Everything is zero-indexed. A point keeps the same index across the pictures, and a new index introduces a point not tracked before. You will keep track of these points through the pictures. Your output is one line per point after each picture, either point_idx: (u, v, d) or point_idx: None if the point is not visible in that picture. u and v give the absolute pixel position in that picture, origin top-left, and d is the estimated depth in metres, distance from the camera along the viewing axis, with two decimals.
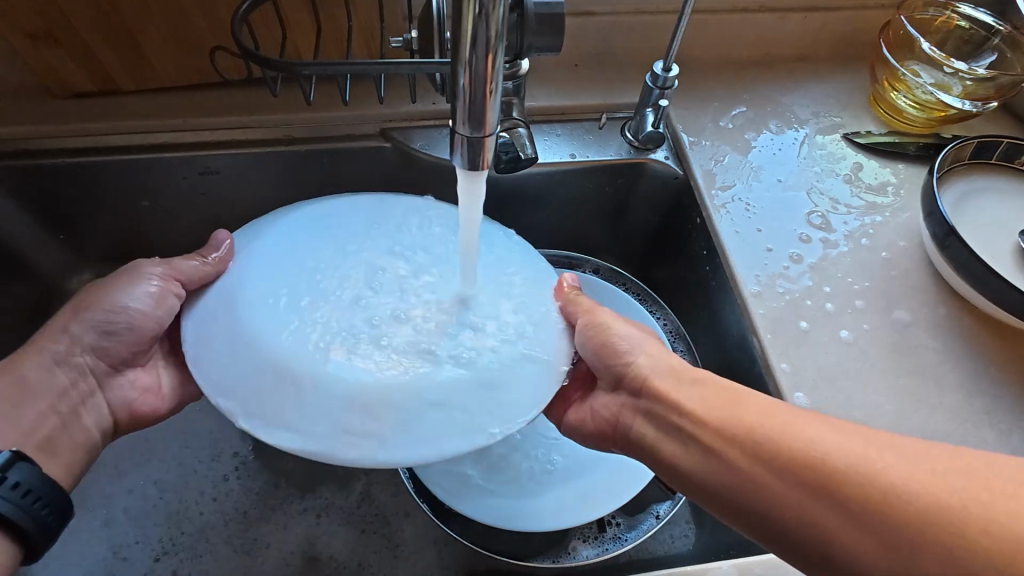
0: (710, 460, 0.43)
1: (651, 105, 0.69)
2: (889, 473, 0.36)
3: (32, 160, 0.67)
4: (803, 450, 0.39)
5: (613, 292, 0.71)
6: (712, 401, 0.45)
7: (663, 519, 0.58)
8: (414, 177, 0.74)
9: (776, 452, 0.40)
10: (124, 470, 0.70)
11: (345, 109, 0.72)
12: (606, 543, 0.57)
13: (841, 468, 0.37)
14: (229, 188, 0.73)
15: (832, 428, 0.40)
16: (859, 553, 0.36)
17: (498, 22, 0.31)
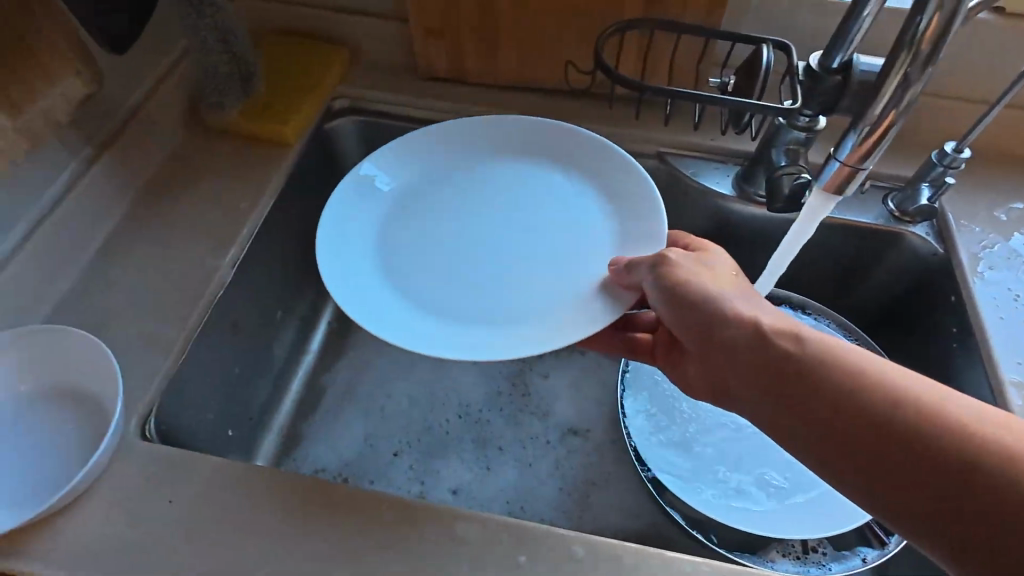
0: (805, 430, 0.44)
1: (929, 179, 0.73)
2: (953, 441, 0.38)
3: (392, 122, 0.85)
4: (877, 424, 0.41)
5: (846, 346, 0.76)
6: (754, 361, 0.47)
7: (870, 564, 0.60)
8: (675, 200, 0.84)
9: (845, 437, 0.42)
10: (382, 377, 0.86)
11: (639, 129, 0.84)
12: (807, 565, 0.61)
13: (906, 441, 0.40)
14: None
15: (894, 405, 0.41)
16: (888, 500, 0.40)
17: (911, 94, 0.50)
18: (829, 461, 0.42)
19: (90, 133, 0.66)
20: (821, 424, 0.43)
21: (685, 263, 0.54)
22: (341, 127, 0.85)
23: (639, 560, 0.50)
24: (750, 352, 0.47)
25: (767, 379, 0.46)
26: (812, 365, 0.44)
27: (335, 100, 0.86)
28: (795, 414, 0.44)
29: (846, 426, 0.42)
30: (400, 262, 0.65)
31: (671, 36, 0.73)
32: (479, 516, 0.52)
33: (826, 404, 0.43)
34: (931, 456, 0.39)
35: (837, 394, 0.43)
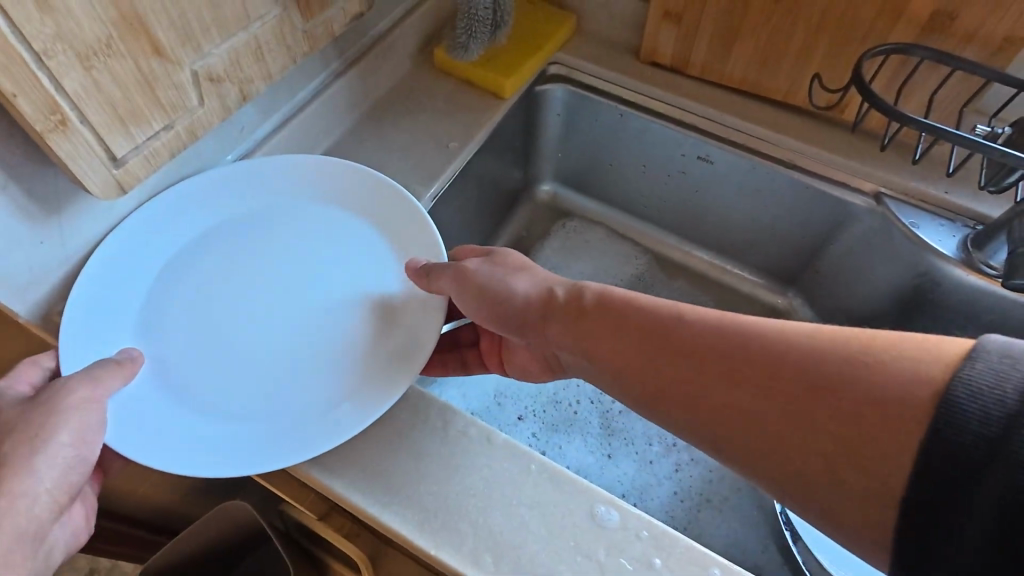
0: (729, 447, 0.40)
1: None
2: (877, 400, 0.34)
3: (599, 98, 0.86)
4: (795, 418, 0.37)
5: None
6: (636, 372, 0.45)
7: None
8: (880, 244, 0.77)
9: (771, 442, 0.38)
10: None
11: (863, 163, 0.77)
12: None
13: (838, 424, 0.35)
14: (709, 176, 0.86)
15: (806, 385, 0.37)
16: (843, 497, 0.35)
17: None
18: (764, 467, 0.38)
19: (343, 50, 0.72)
20: (695, 405, 0.41)
21: (484, 266, 0.56)
22: (550, 92, 0.87)
23: None
24: (632, 365, 0.45)
25: (651, 390, 0.44)
26: (636, 319, 0.47)
27: (551, 65, 0.87)
28: (712, 432, 0.41)
29: (767, 427, 0.38)
30: (186, 332, 0.55)
31: (941, 72, 0.66)
32: (623, 506, 0.51)
33: (719, 395, 0.40)
34: (753, 385, 0.39)
35: (738, 399, 0.39)
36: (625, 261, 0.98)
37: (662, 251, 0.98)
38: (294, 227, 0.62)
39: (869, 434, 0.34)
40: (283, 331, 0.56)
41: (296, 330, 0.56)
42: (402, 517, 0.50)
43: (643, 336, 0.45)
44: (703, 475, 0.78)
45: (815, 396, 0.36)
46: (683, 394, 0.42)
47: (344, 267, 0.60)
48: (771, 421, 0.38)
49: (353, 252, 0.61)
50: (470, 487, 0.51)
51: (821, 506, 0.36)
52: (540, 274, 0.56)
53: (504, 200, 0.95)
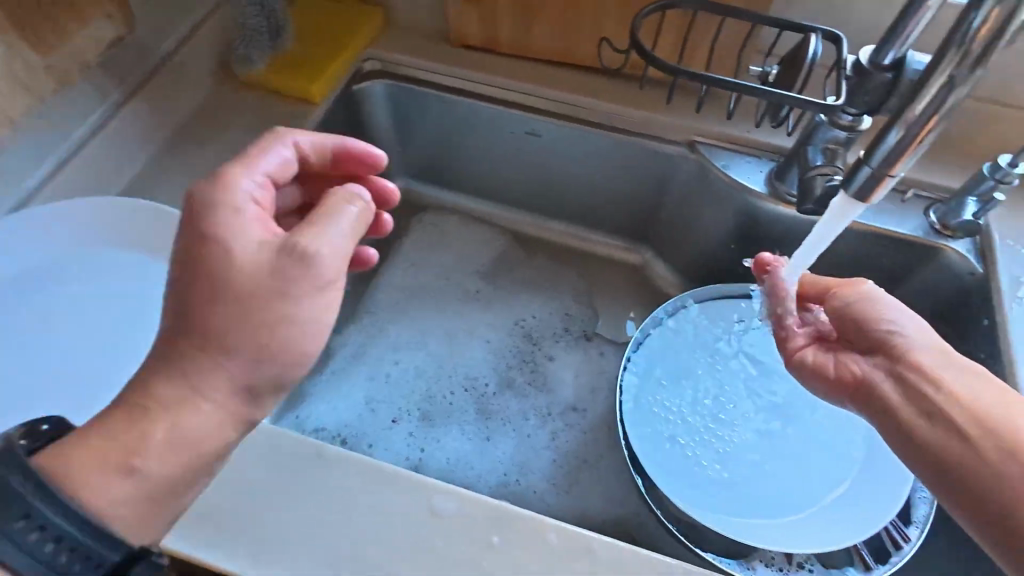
0: (911, 430, 0.48)
1: (976, 194, 0.69)
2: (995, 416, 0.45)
3: (419, 88, 0.86)
4: (1007, 448, 0.44)
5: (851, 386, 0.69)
6: (929, 408, 0.48)
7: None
8: (703, 189, 0.82)
9: (974, 474, 0.44)
10: (395, 345, 0.88)
11: (675, 116, 0.81)
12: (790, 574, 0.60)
13: (1008, 446, 0.44)
14: (543, 149, 0.88)
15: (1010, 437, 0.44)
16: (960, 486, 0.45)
17: (954, 97, 0.49)
18: (926, 449, 0.47)
19: (121, 78, 0.68)
20: (924, 413, 0.48)
21: (860, 301, 0.55)
22: (370, 89, 0.87)
23: (613, 554, 0.50)
24: (933, 384, 0.48)
25: (916, 429, 0.48)
26: (925, 364, 0.49)
27: (365, 62, 0.87)
28: (921, 423, 0.48)
29: (944, 435, 0.46)
30: None
31: (714, 22, 0.70)
32: (458, 492, 0.52)
33: (924, 405, 0.48)
34: (1003, 444, 0.44)
35: (948, 412, 0.47)
36: (486, 245, 0.98)
37: (519, 229, 1.00)
38: (78, 279, 0.60)
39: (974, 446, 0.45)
40: (76, 388, 0.55)
41: (90, 384, 0.56)
42: (229, 554, 0.49)
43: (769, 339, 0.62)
44: (579, 438, 0.81)
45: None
46: (919, 418, 0.48)
47: (148, 305, 0.60)
48: (979, 459, 0.44)
49: (147, 297, 0.60)
50: (301, 509, 0.51)
51: (981, 522, 0.43)
52: (916, 332, 0.52)
53: None
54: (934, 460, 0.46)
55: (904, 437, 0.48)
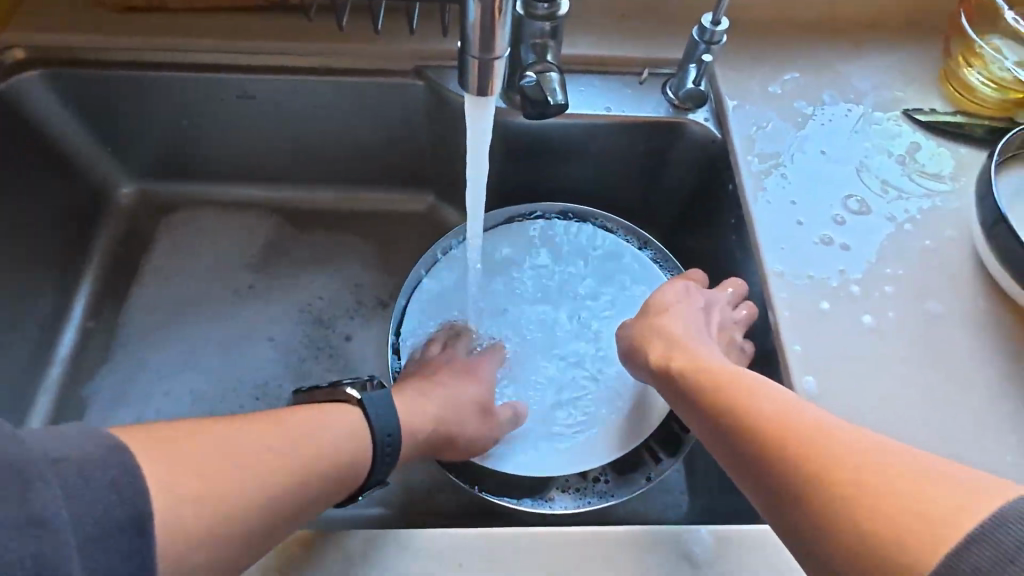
0: (789, 503, 0.38)
1: (694, 60, 0.67)
2: (873, 477, 0.36)
3: (83, 70, 0.71)
4: (881, 507, 0.34)
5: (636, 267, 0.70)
6: (791, 457, 0.39)
7: (651, 484, 0.60)
8: (447, 117, 0.74)
9: (863, 543, 0.34)
10: (162, 374, 0.77)
11: (383, 44, 0.72)
12: (586, 496, 0.60)
13: (885, 509, 0.34)
14: (264, 112, 0.76)
15: (889, 488, 0.35)
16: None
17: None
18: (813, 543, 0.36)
19: None
20: (792, 502, 0.38)
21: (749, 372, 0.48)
22: (26, 85, 0.71)
23: (368, 542, 0.46)
24: (774, 432, 0.40)
25: (782, 487, 0.38)
26: (773, 430, 0.40)
27: (6, 52, 0.71)
28: (789, 508, 0.38)
29: (828, 510, 0.36)
30: None
31: None
32: None
33: (794, 474, 0.38)
34: (867, 496, 0.35)
35: (814, 470, 0.37)
36: (249, 235, 0.85)
37: (283, 207, 0.87)
38: None
39: (875, 515, 0.34)
40: None
41: None
42: None
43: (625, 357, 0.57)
44: None
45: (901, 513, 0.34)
46: (787, 473, 0.38)
47: None
48: (852, 518, 0.35)
49: None
50: None
51: None
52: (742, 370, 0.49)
53: (66, 229, 0.78)
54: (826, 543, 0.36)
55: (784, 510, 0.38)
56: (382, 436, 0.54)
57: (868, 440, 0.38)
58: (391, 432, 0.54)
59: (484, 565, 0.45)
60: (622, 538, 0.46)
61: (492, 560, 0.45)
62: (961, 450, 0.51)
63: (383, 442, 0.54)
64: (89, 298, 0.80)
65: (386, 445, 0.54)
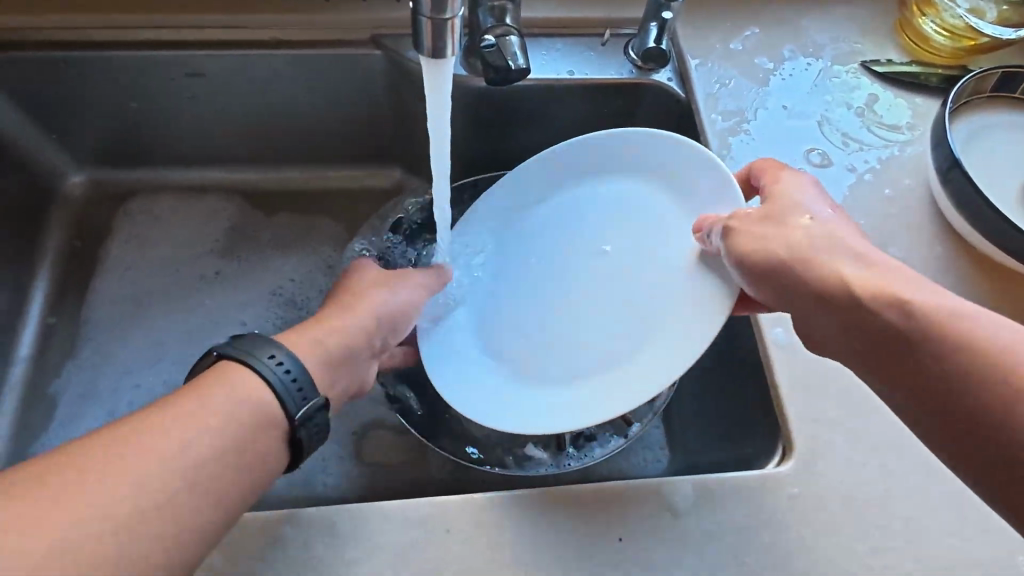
0: (888, 369, 0.40)
1: (655, 19, 0.66)
2: (960, 346, 0.36)
3: (18, 54, 0.68)
4: (969, 378, 0.35)
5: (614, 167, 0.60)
6: (878, 328, 0.40)
7: (628, 438, 0.59)
8: (409, 88, 0.73)
9: (955, 403, 0.36)
10: (130, 367, 0.75)
11: (335, 12, 0.70)
12: (565, 458, 0.59)
13: (973, 380, 0.35)
14: (218, 91, 0.73)
15: (976, 360, 0.36)
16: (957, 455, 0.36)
17: None
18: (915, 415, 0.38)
19: None
20: (891, 376, 0.40)
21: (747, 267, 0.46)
22: None
23: (355, 522, 0.45)
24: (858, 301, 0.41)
25: (880, 354, 0.40)
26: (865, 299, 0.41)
27: None
28: (886, 376, 0.40)
29: (926, 376, 0.37)
30: None
31: None
32: None
33: (883, 342, 0.40)
34: (947, 370, 0.37)
35: (910, 339, 0.38)
36: (210, 221, 0.83)
37: (245, 190, 0.84)
38: None
39: (957, 387, 0.36)
40: None
41: None
42: None
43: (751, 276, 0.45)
44: None
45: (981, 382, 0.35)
46: (887, 336, 0.40)
47: None
48: (943, 391, 0.37)
49: None
50: None
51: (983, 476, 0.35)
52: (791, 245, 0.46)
53: (15, 224, 0.75)
54: (925, 408, 0.38)
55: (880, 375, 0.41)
56: (287, 385, 0.40)
57: (946, 309, 0.38)
58: (291, 369, 0.41)
59: (473, 527, 0.46)
60: (611, 496, 0.47)
61: (481, 521, 0.46)
62: None
63: (282, 379, 0.40)
64: (45, 295, 0.77)
65: (294, 390, 0.40)
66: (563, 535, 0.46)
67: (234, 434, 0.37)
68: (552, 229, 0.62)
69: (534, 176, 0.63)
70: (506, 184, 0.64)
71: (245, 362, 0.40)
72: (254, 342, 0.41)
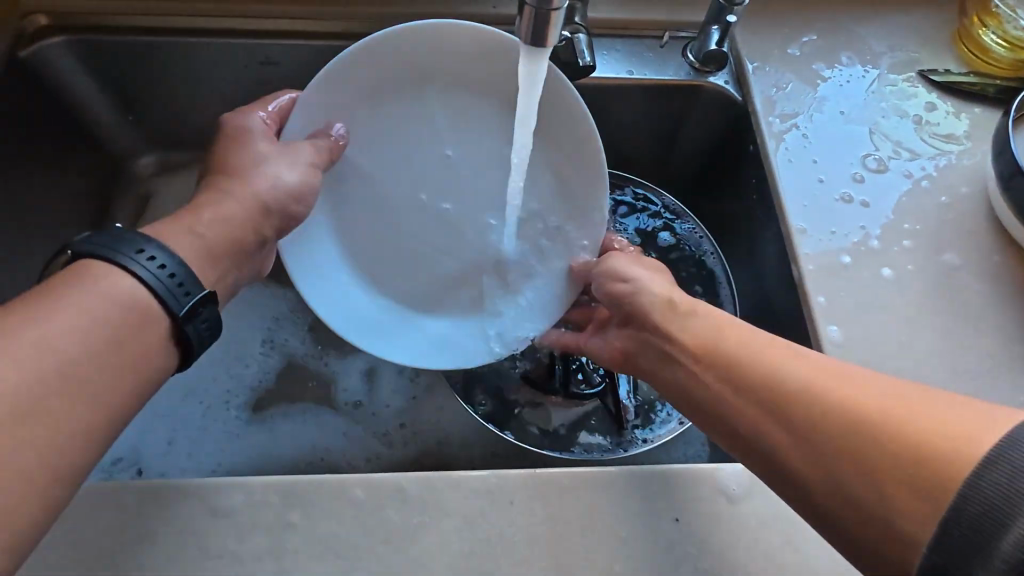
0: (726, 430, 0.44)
1: (717, 22, 0.68)
2: (861, 411, 0.37)
3: (106, 36, 0.71)
4: (831, 432, 0.37)
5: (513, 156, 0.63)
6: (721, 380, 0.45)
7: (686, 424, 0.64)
8: None
9: (812, 483, 0.38)
10: None
11: (404, 6, 0.73)
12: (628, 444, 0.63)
13: (859, 446, 0.36)
14: (287, 80, 0.76)
15: (843, 413, 0.37)
16: (808, 478, 0.38)
17: None
18: (769, 455, 0.41)
19: None
20: (741, 423, 0.43)
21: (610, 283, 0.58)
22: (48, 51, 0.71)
23: (424, 487, 0.48)
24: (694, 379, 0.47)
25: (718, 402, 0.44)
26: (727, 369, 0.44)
27: (25, 19, 0.70)
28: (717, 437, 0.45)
29: (763, 430, 0.41)
30: None
31: None
32: (244, 483, 0.47)
33: (744, 408, 0.42)
34: (811, 432, 0.38)
35: (782, 411, 0.40)
36: None
37: None
38: None
39: (837, 447, 0.37)
40: None
41: None
42: None
43: (653, 319, 0.52)
44: None
45: (859, 446, 0.36)
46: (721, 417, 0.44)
47: None
48: (804, 440, 0.39)
49: None
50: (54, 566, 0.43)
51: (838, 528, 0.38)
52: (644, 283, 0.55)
53: (89, 199, 0.79)
54: (775, 469, 0.40)
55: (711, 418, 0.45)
56: (177, 294, 0.42)
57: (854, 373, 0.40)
58: (165, 264, 0.42)
59: (536, 500, 0.48)
60: (666, 479, 0.49)
61: (544, 495, 0.48)
62: (978, 391, 0.54)
63: (157, 276, 0.42)
64: None
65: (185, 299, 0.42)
66: (620, 513, 0.47)
67: (125, 316, 0.40)
68: (408, 163, 0.62)
69: (413, 93, 0.59)
70: (461, 132, 0.61)
71: (115, 260, 0.41)
72: (121, 241, 0.42)
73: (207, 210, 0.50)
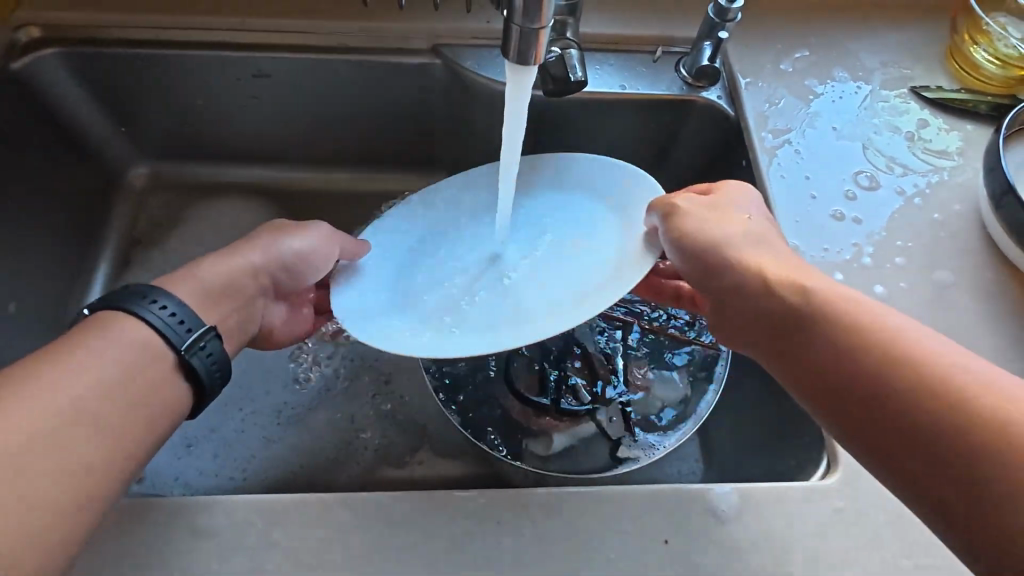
0: (837, 408, 0.41)
1: (710, 38, 0.68)
2: (999, 406, 0.36)
3: (98, 49, 0.71)
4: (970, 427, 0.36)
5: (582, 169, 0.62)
6: (836, 344, 0.42)
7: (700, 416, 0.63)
8: (462, 96, 0.75)
9: (939, 475, 0.36)
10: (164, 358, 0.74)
11: (400, 20, 0.73)
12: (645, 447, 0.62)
13: (993, 438, 0.35)
14: (280, 92, 0.76)
15: (971, 415, 0.36)
16: (944, 483, 0.36)
17: None
18: (890, 437, 0.38)
19: None
20: (865, 404, 0.39)
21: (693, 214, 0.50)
22: (39, 63, 0.71)
23: (409, 507, 0.47)
24: (815, 344, 0.43)
25: (833, 377, 0.41)
26: (850, 335, 0.41)
27: (19, 30, 0.71)
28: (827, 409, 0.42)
29: (893, 405, 0.38)
30: None
31: None
32: (229, 503, 0.46)
33: (864, 381, 0.40)
34: (941, 426, 0.37)
35: (898, 395, 0.38)
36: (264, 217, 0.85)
37: (297, 188, 0.86)
38: None
39: (965, 444, 0.36)
40: None
41: None
42: None
43: (761, 293, 0.46)
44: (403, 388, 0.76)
45: (983, 449, 0.35)
46: (843, 390, 0.41)
47: None
48: (929, 440, 0.37)
49: None
50: None
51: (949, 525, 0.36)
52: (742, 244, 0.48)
53: (78, 210, 0.78)
54: (887, 450, 0.38)
55: (819, 391, 0.42)
56: (180, 331, 0.44)
57: (971, 371, 0.38)
58: (177, 314, 0.45)
59: (526, 521, 0.47)
60: (658, 501, 0.48)
61: (534, 516, 0.47)
62: None
63: (167, 322, 0.44)
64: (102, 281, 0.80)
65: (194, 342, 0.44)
66: (609, 536, 0.47)
67: (131, 355, 0.42)
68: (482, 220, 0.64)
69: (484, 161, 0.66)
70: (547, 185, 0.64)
71: (130, 310, 0.43)
72: (129, 294, 0.44)
73: (207, 268, 0.51)
